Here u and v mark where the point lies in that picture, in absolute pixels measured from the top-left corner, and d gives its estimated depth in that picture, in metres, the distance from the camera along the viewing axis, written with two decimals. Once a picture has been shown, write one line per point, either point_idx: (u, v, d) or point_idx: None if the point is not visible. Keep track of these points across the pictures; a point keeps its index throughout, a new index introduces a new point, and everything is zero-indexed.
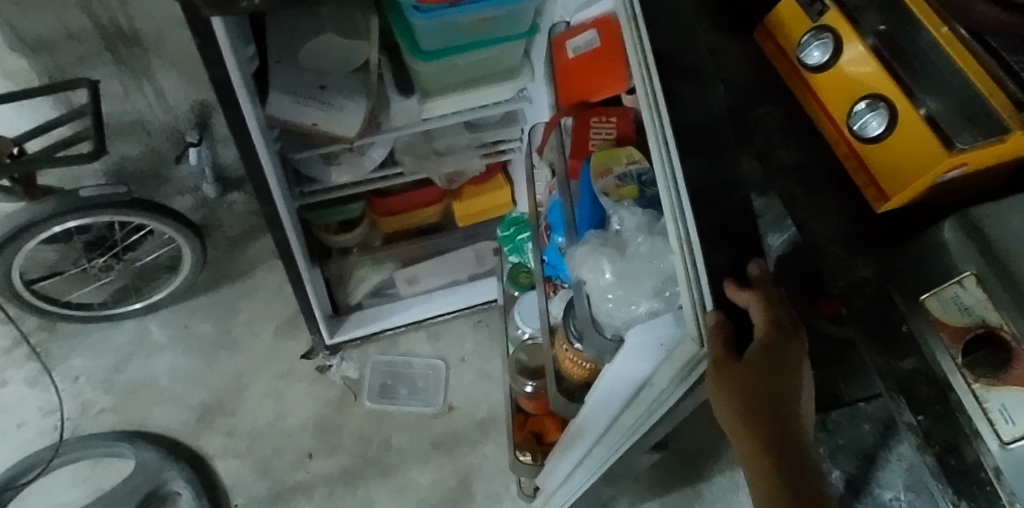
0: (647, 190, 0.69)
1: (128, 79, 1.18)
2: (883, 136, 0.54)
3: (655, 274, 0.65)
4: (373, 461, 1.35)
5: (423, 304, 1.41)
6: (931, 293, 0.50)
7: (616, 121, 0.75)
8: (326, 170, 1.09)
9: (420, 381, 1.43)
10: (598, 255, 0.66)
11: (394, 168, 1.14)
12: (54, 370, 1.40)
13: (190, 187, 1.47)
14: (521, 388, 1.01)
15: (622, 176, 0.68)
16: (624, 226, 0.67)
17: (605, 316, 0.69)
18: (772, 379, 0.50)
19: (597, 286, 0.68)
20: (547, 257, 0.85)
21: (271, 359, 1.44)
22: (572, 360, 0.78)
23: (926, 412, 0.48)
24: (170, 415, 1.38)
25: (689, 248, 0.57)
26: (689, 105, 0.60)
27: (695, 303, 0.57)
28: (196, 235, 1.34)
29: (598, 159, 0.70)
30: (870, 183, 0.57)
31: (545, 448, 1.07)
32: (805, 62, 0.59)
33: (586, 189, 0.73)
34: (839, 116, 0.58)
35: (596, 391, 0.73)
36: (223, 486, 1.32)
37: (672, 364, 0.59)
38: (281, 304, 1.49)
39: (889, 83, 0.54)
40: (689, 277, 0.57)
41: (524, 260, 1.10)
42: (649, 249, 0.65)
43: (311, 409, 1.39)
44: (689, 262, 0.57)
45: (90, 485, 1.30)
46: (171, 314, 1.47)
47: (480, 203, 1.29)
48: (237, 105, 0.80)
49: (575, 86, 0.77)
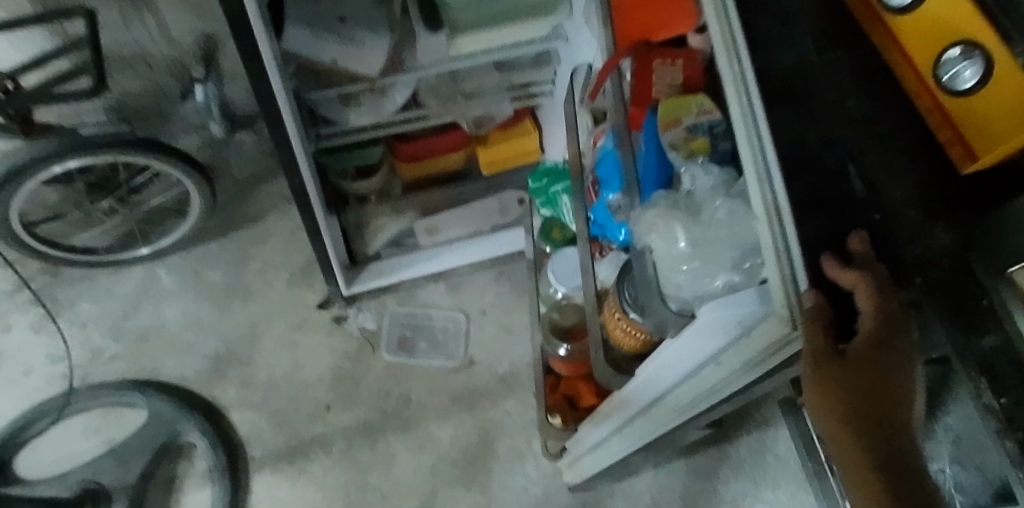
0: (720, 144, 0.59)
1: (127, 7, 1.09)
2: (975, 90, 0.47)
3: (736, 243, 0.54)
4: (392, 415, 1.32)
5: (444, 255, 1.35)
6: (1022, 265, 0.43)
7: (683, 65, 0.64)
8: (344, 112, 1.01)
9: (440, 334, 1.38)
10: (669, 220, 0.55)
11: (418, 111, 1.05)
12: (60, 316, 1.36)
13: (196, 124, 1.34)
14: (555, 351, 0.96)
15: (691, 128, 0.59)
16: (697, 187, 0.56)
17: (672, 290, 0.57)
18: (875, 378, 0.45)
19: (664, 256, 0.57)
20: (595, 215, 0.78)
21: (285, 308, 1.38)
22: (625, 330, 0.70)
23: (1009, 395, 0.42)
24: (182, 365, 1.34)
25: (777, 215, 0.49)
26: (771, 48, 0.55)
27: (785, 282, 0.48)
28: (205, 178, 1.27)
29: (665, 109, 0.60)
30: (957, 141, 0.49)
31: (577, 413, 1.01)
32: (888, 3, 0.51)
33: (651, 140, 0.60)
34: (925, 65, 0.51)
35: (648, 367, 0.66)
36: (239, 438, 1.29)
37: (752, 345, 0.52)
38: (295, 251, 1.43)
39: (983, 27, 0.46)
40: (780, 251, 0.48)
41: (558, 214, 1.03)
42: (729, 215, 0.54)
43: (328, 361, 1.35)
44: (778, 234, 0.48)
45: (102, 434, 1.27)
46: (180, 260, 1.41)
47: (507, 150, 1.21)
48: (250, 37, 0.71)
49: (633, 23, 0.67)
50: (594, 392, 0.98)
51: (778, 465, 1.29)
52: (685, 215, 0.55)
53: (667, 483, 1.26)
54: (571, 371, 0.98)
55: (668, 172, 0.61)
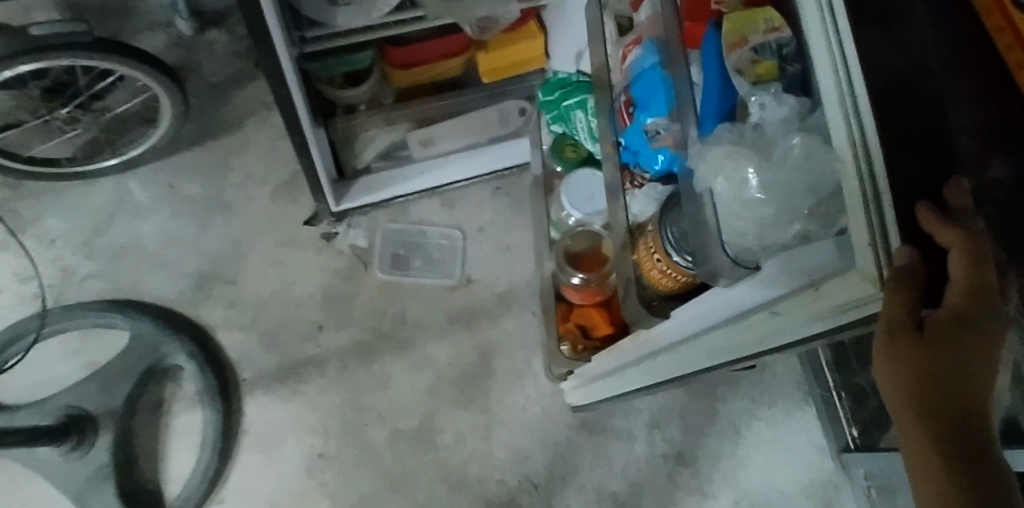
0: (790, 68, 0.51)
1: None
2: None
3: (813, 187, 0.46)
4: (388, 335, 1.28)
5: (440, 169, 1.26)
6: None
7: None
8: (331, 12, 0.90)
9: (436, 252, 1.32)
10: (737, 158, 0.48)
11: (415, 12, 0.93)
12: (25, 233, 1.27)
13: (163, 21, 1.33)
14: (569, 280, 0.91)
15: (758, 49, 0.51)
16: (766, 118, 0.49)
17: (731, 240, 0.50)
18: (960, 357, 0.38)
19: (726, 200, 0.50)
20: (626, 141, 0.72)
21: (270, 224, 1.30)
22: (663, 271, 0.65)
23: None
24: (163, 284, 1.27)
25: (864, 153, 0.40)
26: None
27: (874, 235, 0.40)
28: (176, 83, 1.15)
29: (730, 27, 0.52)
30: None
31: (590, 343, 0.97)
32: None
33: (710, 63, 0.53)
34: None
35: (689, 310, 0.61)
36: (229, 359, 1.24)
37: (818, 302, 0.45)
38: (277, 163, 1.33)
39: None
40: (868, 199, 0.40)
41: (570, 131, 0.97)
42: (804, 153, 0.46)
43: (318, 280, 1.29)
44: (866, 177, 0.40)
45: (83, 358, 1.22)
46: (152, 172, 1.31)
47: (511, 55, 1.10)
48: None
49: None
50: (609, 321, 0.94)
51: (779, 383, 1.28)
52: (754, 152, 0.48)
53: (667, 402, 1.25)
54: (585, 300, 0.94)
55: (731, 99, 0.52)
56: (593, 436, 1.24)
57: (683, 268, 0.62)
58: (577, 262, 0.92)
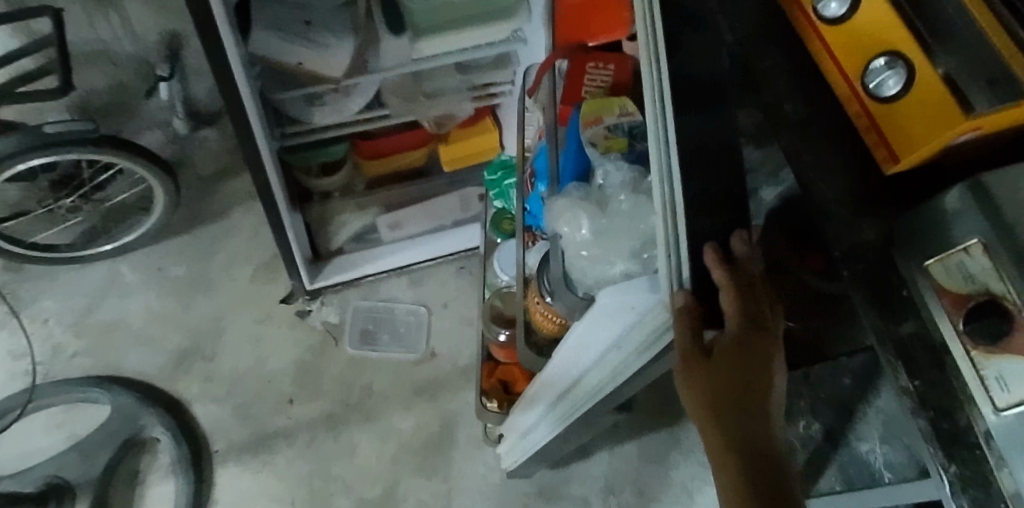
0: (635, 144, 0.74)
1: (92, 6, 1.15)
2: (899, 96, 0.53)
3: (634, 234, 0.68)
4: (355, 406, 1.35)
5: (405, 250, 1.39)
6: (935, 260, 0.49)
7: (613, 69, 0.80)
8: (309, 111, 1.02)
9: (402, 327, 1.41)
10: (577, 209, 0.70)
11: (381, 111, 1.08)
12: (23, 312, 1.35)
13: (161, 121, 1.41)
14: (497, 336, 1.08)
15: (610, 127, 0.74)
16: (608, 182, 0.71)
17: (577, 273, 0.73)
18: (741, 366, 0.48)
19: (572, 240, 0.72)
20: (530, 207, 0.89)
21: (250, 303, 1.40)
22: (543, 314, 0.85)
23: (921, 377, 0.48)
24: (145, 360, 1.34)
25: (673, 211, 0.52)
26: (692, 55, 0.56)
27: (670, 272, 0.53)
28: (170, 174, 1.27)
29: (590, 108, 0.75)
30: (881, 144, 0.56)
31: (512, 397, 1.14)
32: (822, 13, 0.59)
33: (573, 138, 0.77)
34: (851, 71, 0.58)
35: (568, 347, 0.74)
36: (202, 431, 1.30)
37: (642, 328, 0.60)
38: (258, 247, 1.44)
39: (908, 39, 0.53)
40: (669, 247, 0.53)
41: (508, 207, 1.16)
42: (630, 209, 0.69)
43: (291, 354, 1.37)
44: (670, 225, 0.53)
45: (65, 431, 1.27)
46: (143, 255, 1.42)
47: (469, 147, 1.25)
48: (215, 35, 0.73)
49: (576, 27, 0.84)
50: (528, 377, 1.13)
51: None
52: (593, 207, 0.70)
53: (620, 467, 1.31)
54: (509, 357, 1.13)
55: (584, 167, 0.76)
56: (550, 504, 1.29)
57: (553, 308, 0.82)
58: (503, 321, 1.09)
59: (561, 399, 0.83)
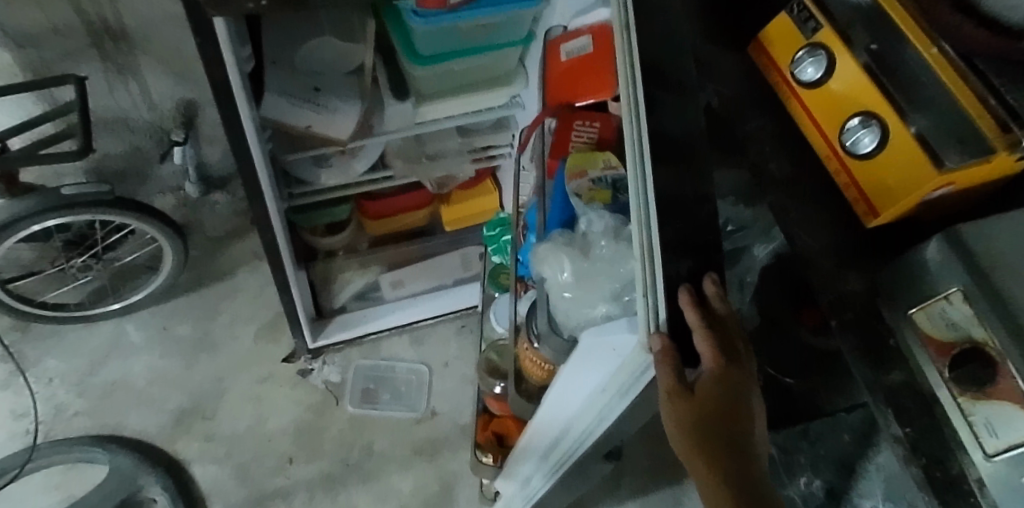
0: (619, 196, 0.78)
1: (113, 76, 1.20)
2: (874, 152, 0.60)
3: (614, 278, 0.72)
4: (355, 466, 1.34)
5: (406, 308, 1.41)
6: (918, 309, 0.54)
7: (598, 126, 0.86)
8: (316, 172, 1.07)
9: (403, 386, 1.42)
10: (560, 252, 0.75)
11: (385, 172, 1.12)
12: (28, 372, 1.36)
13: (172, 186, 1.48)
14: (491, 388, 1.15)
15: (595, 179, 0.79)
16: (591, 229, 0.76)
17: (562, 315, 0.77)
18: (723, 404, 0.52)
19: (556, 282, 0.76)
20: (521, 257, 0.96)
21: (253, 362, 1.41)
22: (532, 360, 0.89)
23: (912, 425, 0.53)
24: (146, 419, 1.35)
25: (650, 256, 0.56)
26: (669, 112, 0.59)
27: (645, 314, 0.56)
28: (180, 235, 1.31)
29: (575, 161, 0.80)
30: (861, 199, 0.62)
31: (504, 450, 1.19)
32: (800, 77, 0.65)
33: (560, 190, 0.83)
34: (829, 129, 0.64)
35: (555, 393, 0.77)
36: (200, 491, 1.30)
37: (619, 370, 0.63)
38: (263, 306, 1.47)
39: (880, 101, 0.60)
40: (646, 290, 0.56)
41: (504, 262, 1.19)
42: (610, 253, 0.73)
43: (292, 414, 1.38)
44: (647, 270, 0.56)
45: (62, 491, 1.27)
46: (148, 315, 1.44)
47: (469, 207, 1.31)
48: (231, 103, 0.77)
49: (563, 86, 0.86)
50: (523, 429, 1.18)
51: None
52: (576, 251, 0.75)
53: None
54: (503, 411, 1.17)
55: (569, 216, 0.82)
56: None
57: (540, 353, 0.86)
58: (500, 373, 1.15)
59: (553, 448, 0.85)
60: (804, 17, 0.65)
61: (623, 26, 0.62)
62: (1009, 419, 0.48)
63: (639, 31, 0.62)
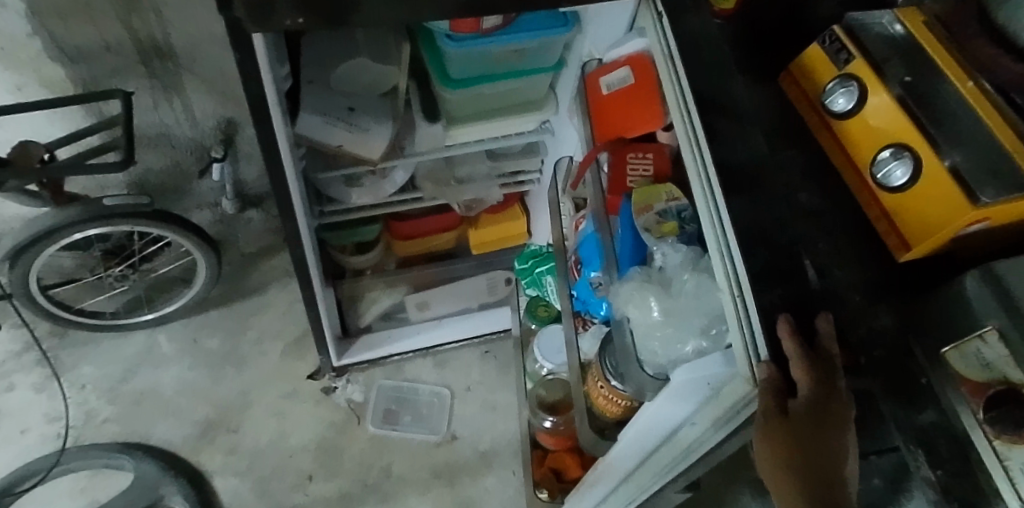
0: (687, 227, 0.78)
1: (159, 93, 1.26)
2: (906, 185, 0.59)
3: (701, 313, 0.73)
4: (373, 487, 1.34)
5: (431, 330, 1.42)
6: (951, 347, 0.53)
7: (653, 157, 0.84)
8: (347, 192, 1.09)
9: (425, 408, 1.42)
10: (645, 292, 0.75)
11: (414, 194, 1.14)
12: (62, 377, 1.39)
13: (210, 202, 1.51)
14: (542, 423, 1.17)
15: (661, 212, 0.78)
16: (667, 263, 0.76)
17: (648, 355, 0.77)
18: (813, 432, 0.53)
19: (644, 323, 0.76)
20: (577, 293, 0.98)
21: (279, 378, 1.43)
22: (607, 397, 0.89)
23: (943, 466, 0.52)
24: (172, 429, 1.36)
25: (739, 287, 0.60)
26: (727, 141, 0.65)
27: (746, 344, 0.59)
28: (214, 250, 1.34)
29: (640, 197, 0.79)
30: (893, 232, 0.61)
31: (563, 485, 1.23)
32: (831, 108, 0.65)
33: (628, 225, 0.82)
34: (863, 161, 0.64)
35: (633, 428, 0.78)
36: (221, 504, 1.31)
37: (717, 405, 0.65)
38: (291, 323, 1.49)
39: (912, 133, 0.59)
40: (740, 317, 0.59)
41: (543, 294, 1.23)
42: (695, 288, 0.73)
43: (314, 431, 1.38)
44: (739, 303, 0.60)
45: (88, 496, 1.29)
46: (180, 327, 1.46)
47: (497, 231, 1.31)
48: (268, 122, 0.78)
49: (610, 122, 0.86)
50: (579, 464, 1.20)
51: None
52: (657, 288, 0.75)
53: None
54: (557, 446, 1.20)
55: (641, 251, 0.82)
56: None
57: (620, 391, 0.87)
58: (547, 408, 1.18)
59: (628, 479, 0.88)
60: (835, 49, 0.66)
61: (668, 57, 0.72)
62: None
63: (686, 62, 0.70)
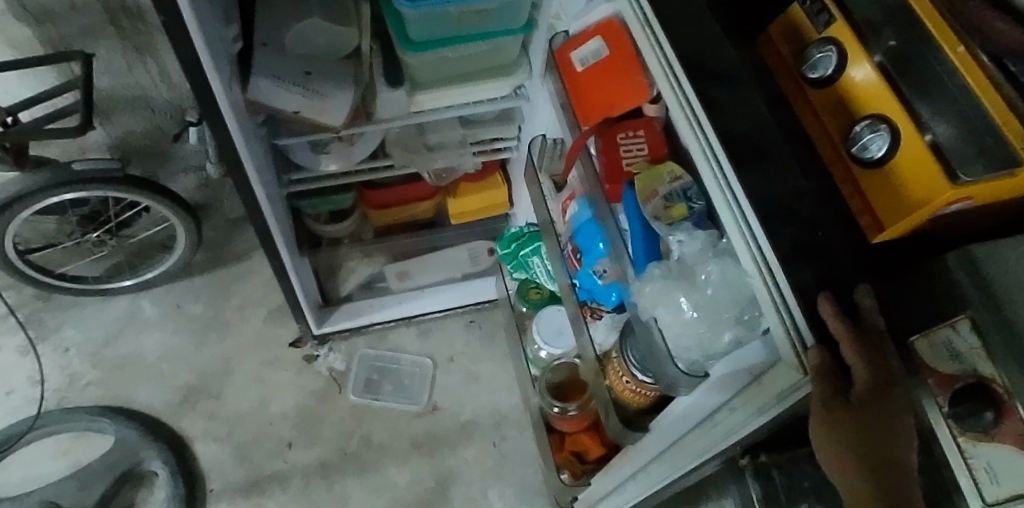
0: (695, 206, 0.73)
1: (132, 54, 1.23)
2: (884, 159, 0.53)
3: (733, 302, 0.69)
4: (353, 456, 1.34)
5: (413, 300, 1.41)
6: (921, 335, 0.49)
7: (644, 135, 0.80)
8: (314, 158, 1.05)
9: (406, 378, 1.41)
10: (671, 290, 0.71)
11: (384, 161, 1.09)
12: (45, 340, 1.40)
13: (194, 166, 1.48)
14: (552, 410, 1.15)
15: (668, 196, 0.73)
16: (684, 251, 0.72)
17: (679, 350, 0.72)
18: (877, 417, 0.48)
19: (675, 321, 0.71)
20: (580, 281, 0.96)
21: (261, 345, 1.42)
22: (633, 389, 0.87)
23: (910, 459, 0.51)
24: (154, 394, 1.37)
25: (768, 270, 0.52)
26: (731, 106, 0.57)
27: (788, 330, 0.52)
28: (192, 216, 1.33)
29: (642, 182, 0.75)
30: (866, 211, 0.55)
31: (586, 466, 1.17)
32: (809, 76, 0.59)
33: (635, 215, 0.78)
34: (839, 131, 0.58)
35: None
36: (201, 469, 1.32)
37: (756, 394, 0.60)
38: (275, 290, 1.48)
39: (891, 102, 0.54)
40: (776, 302, 0.52)
41: (531, 276, 1.20)
42: (722, 278, 0.69)
43: (295, 399, 1.38)
44: (772, 287, 0.52)
45: (70, 458, 1.30)
46: (163, 292, 1.46)
47: (477, 200, 1.27)
48: (208, 86, 0.75)
49: (593, 102, 0.81)
50: (599, 442, 1.14)
51: None
52: (683, 282, 0.71)
53: None
54: (576, 428, 1.16)
55: (654, 242, 0.78)
56: None
57: (646, 384, 0.84)
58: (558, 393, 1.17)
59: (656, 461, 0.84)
60: (817, 10, 0.60)
61: (644, 25, 0.62)
62: (1016, 467, 0.44)
63: (664, 27, 0.61)
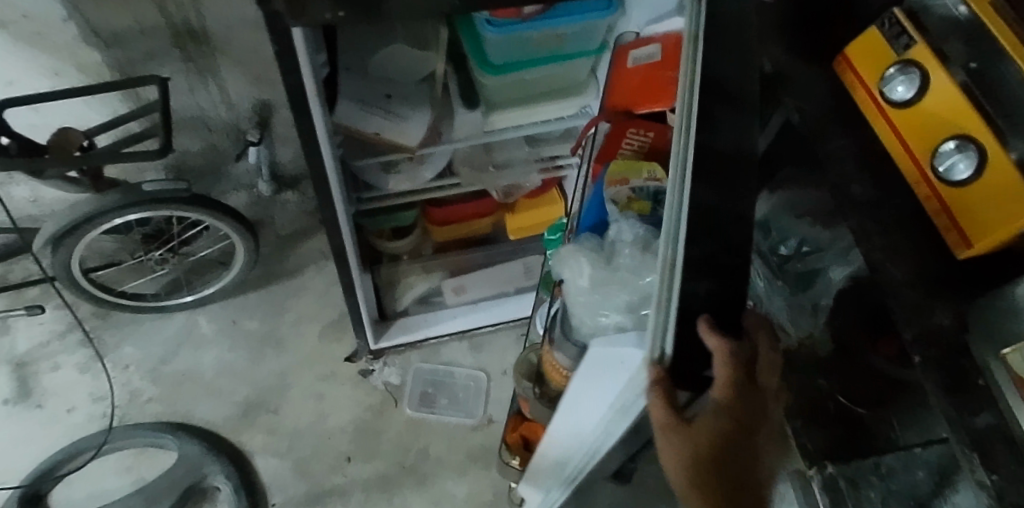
0: (659, 207, 0.81)
1: (194, 77, 1.25)
2: (968, 180, 0.53)
3: (634, 292, 0.74)
4: (411, 469, 1.35)
5: (468, 314, 1.42)
6: (1013, 348, 0.49)
7: (653, 135, 0.89)
8: (384, 178, 1.07)
9: (461, 391, 1.42)
10: (580, 256, 0.78)
11: (452, 180, 1.12)
12: (106, 357, 1.42)
13: (246, 184, 1.51)
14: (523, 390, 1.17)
15: (635, 188, 0.82)
16: (620, 236, 0.78)
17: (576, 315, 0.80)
18: (742, 474, 0.48)
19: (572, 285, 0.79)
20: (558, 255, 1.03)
21: (316, 360, 1.44)
22: (553, 366, 0.93)
23: (1000, 472, 0.48)
24: (213, 409, 1.39)
25: (669, 270, 0.53)
26: (724, 123, 0.55)
27: (655, 329, 0.52)
28: (251, 233, 1.35)
29: (618, 169, 0.83)
30: (953, 227, 0.55)
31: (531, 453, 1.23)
32: (889, 97, 0.59)
33: (597, 196, 0.86)
34: (923, 152, 0.57)
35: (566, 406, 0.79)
36: (262, 484, 1.33)
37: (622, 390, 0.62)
38: (328, 305, 1.50)
39: (975, 121, 0.53)
40: (661, 303, 0.52)
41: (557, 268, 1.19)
42: (633, 263, 0.76)
43: (352, 413, 1.39)
44: (665, 287, 0.52)
45: (133, 474, 1.32)
46: (219, 308, 1.48)
47: (534, 216, 1.29)
48: (306, 111, 0.77)
49: (629, 94, 0.91)
50: None
51: None
52: (599, 257, 0.77)
53: None
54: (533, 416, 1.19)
55: (602, 222, 0.86)
56: None
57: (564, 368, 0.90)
58: None
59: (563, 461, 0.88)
60: (896, 33, 0.59)
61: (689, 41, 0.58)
62: None
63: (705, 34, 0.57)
